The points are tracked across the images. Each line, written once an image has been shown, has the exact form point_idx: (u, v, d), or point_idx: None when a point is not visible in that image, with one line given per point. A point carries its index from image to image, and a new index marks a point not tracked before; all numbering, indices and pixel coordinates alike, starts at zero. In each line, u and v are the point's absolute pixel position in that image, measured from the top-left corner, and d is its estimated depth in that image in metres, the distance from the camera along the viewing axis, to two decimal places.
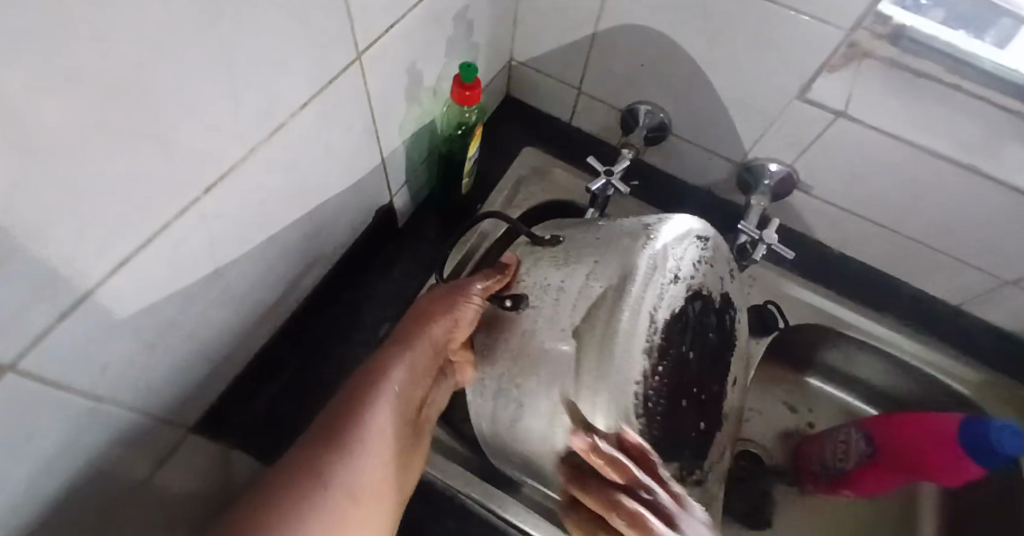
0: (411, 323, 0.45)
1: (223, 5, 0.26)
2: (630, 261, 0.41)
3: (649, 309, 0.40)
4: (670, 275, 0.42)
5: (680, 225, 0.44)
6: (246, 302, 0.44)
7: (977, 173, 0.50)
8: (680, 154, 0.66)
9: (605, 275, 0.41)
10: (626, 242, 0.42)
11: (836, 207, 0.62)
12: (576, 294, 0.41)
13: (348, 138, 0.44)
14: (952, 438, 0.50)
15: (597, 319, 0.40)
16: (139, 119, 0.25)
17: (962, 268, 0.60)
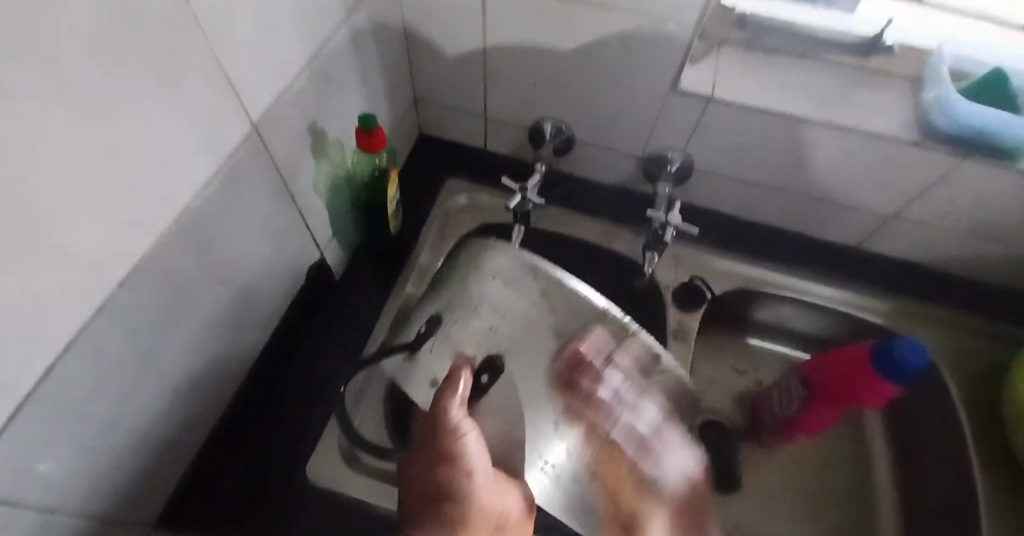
0: (422, 487, 0.42)
1: (89, 105, 0.28)
2: (522, 303, 0.47)
3: (551, 314, 0.46)
4: (531, 284, 0.47)
5: (500, 255, 0.48)
6: (189, 382, 0.44)
7: (834, 128, 0.57)
8: (587, 158, 0.71)
9: (520, 295, 0.47)
10: (491, 297, 0.47)
11: (733, 180, 0.68)
12: (512, 347, 0.46)
13: (262, 206, 0.46)
14: (869, 366, 0.55)
15: (560, 324, 0.46)
16: (26, 233, 0.26)
17: (850, 212, 0.67)
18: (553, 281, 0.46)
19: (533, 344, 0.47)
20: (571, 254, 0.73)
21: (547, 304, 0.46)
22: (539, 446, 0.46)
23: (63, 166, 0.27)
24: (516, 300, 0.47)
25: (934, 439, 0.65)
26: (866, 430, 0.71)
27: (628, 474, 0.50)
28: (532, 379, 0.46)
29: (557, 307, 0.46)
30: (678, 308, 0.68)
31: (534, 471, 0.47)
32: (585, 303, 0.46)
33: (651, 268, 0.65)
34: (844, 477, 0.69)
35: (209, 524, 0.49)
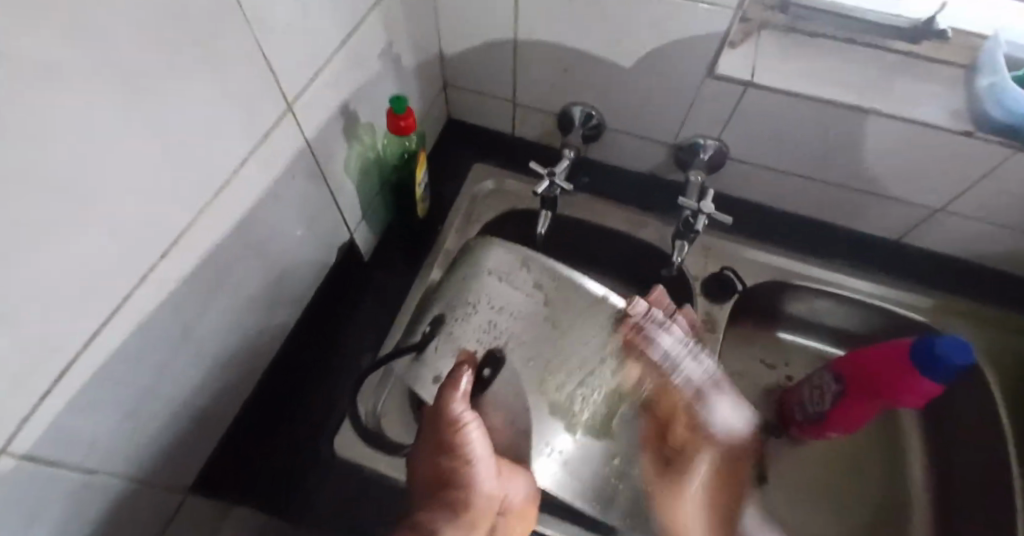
0: (427, 467, 0.44)
1: (138, 81, 0.29)
2: (516, 296, 0.46)
3: (542, 302, 0.45)
4: (523, 278, 0.46)
5: (500, 255, 0.48)
6: (223, 356, 0.46)
7: (879, 116, 0.55)
8: (618, 146, 0.70)
9: (516, 289, 0.46)
10: (486, 293, 0.47)
11: (769, 169, 0.66)
12: (508, 339, 0.45)
13: (296, 187, 0.46)
14: (908, 363, 0.54)
15: (557, 315, 0.44)
16: (75, 206, 0.28)
17: (893, 204, 0.64)
18: (542, 271, 0.46)
19: (528, 335, 0.44)
20: (598, 242, 0.72)
21: (540, 294, 0.45)
22: (546, 434, 0.44)
23: (110, 141, 0.28)
24: (511, 292, 0.46)
25: (975, 443, 0.62)
26: (901, 431, 0.69)
27: (683, 415, 0.46)
28: (532, 368, 0.44)
29: (551, 298, 0.45)
30: (707, 298, 0.67)
31: (541, 457, 0.45)
32: (580, 290, 0.44)
33: (680, 257, 0.64)
34: (874, 477, 0.67)
35: (234, 491, 0.51)
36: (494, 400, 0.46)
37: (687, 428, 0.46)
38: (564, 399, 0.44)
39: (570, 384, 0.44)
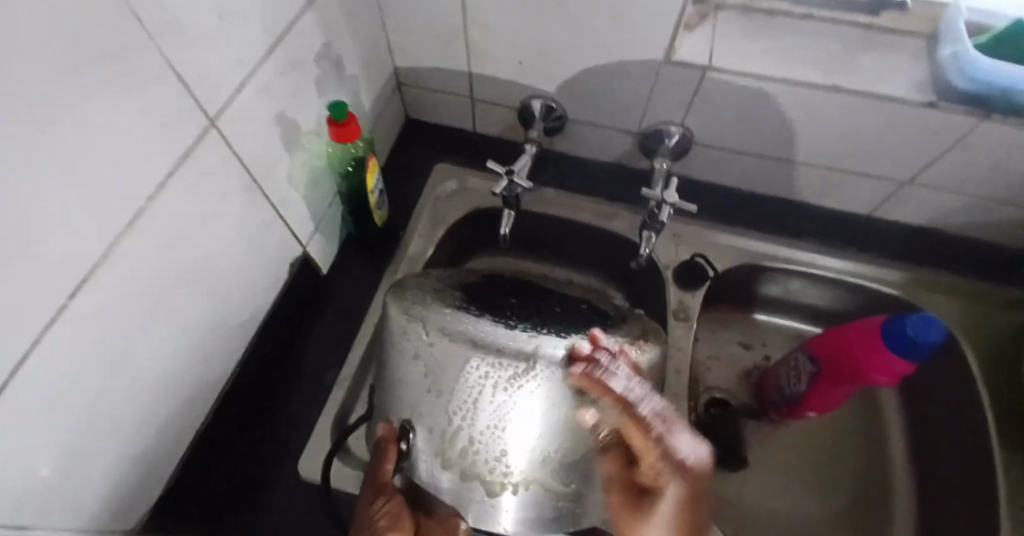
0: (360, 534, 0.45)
1: (39, 101, 0.26)
2: (406, 367, 0.43)
3: (422, 369, 0.42)
4: (411, 352, 0.42)
5: (394, 322, 0.44)
6: (170, 387, 0.43)
7: (841, 92, 0.54)
8: (580, 136, 0.68)
9: (412, 351, 0.42)
10: (393, 371, 0.45)
11: (732, 152, 0.65)
12: (416, 403, 0.44)
13: (231, 203, 0.44)
14: (879, 341, 0.53)
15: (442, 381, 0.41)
16: None
17: (860, 179, 0.64)
18: (425, 341, 0.41)
19: (427, 396, 0.43)
20: (566, 237, 0.70)
21: (421, 365, 0.42)
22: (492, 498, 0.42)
23: (12, 176, 0.26)
24: (405, 367, 0.43)
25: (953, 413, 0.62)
26: (879, 406, 0.69)
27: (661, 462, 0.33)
28: (435, 429, 0.42)
29: (428, 366, 0.42)
30: (679, 287, 0.65)
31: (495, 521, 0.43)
32: (454, 355, 0.40)
33: (647, 249, 0.62)
34: (853, 457, 0.67)
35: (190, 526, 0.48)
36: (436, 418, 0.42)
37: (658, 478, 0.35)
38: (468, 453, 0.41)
39: (475, 436, 0.41)
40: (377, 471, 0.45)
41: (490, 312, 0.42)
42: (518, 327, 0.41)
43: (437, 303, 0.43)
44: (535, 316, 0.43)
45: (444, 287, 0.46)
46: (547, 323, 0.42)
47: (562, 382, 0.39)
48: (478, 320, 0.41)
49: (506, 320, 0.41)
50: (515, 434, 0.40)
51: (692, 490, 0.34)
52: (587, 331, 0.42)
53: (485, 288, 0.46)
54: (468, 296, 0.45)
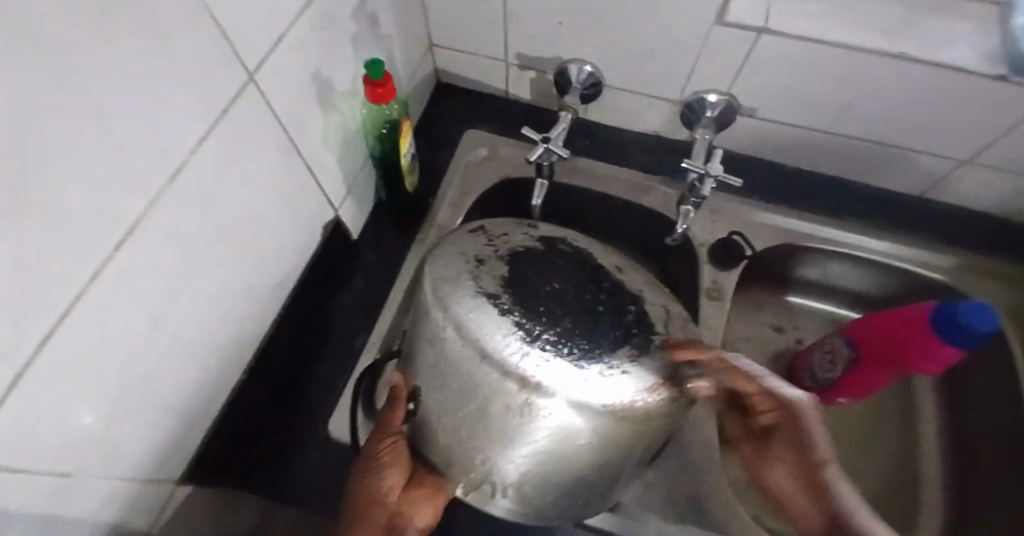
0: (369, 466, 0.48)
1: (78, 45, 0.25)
2: (432, 342, 0.44)
3: (437, 349, 0.43)
4: (429, 332, 0.44)
5: (426, 294, 0.46)
6: (205, 346, 0.43)
7: (908, 61, 0.50)
8: (618, 104, 0.65)
9: (433, 335, 0.43)
10: (417, 346, 0.46)
11: (780, 124, 0.61)
12: (444, 373, 0.43)
13: (265, 165, 0.43)
14: (927, 328, 0.51)
15: (468, 349, 0.41)
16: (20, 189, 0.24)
17: (917, 157, 0.60)
18: (444, 321, 0.43)
19: (456, 369, 0.42)
20: (598, 212, 0.68)
21: (436, 345, 0.43)
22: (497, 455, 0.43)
23: (46, 159, 0.25)
24: (422, 344, 0.45)
25: (993, 404, 0.60)
26: (913, 394, 0.67)
27: (763, 397, 0.49)
28: (462, 397, 0.42)
29: (448, 347, 0.42)
30: (714, 266, 0.63)
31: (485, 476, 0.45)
32: (466, 344, 0.41)
33: (683, 226, 0.59)
34: (880, 449, 0.65)
35: (221, 478, 0.49)
36: (469, 390, 0.42)
37: (770, 413, 0.50)
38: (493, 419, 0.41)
39: (501, 404, 0.41)
40: (388, 418, 0.47)
41: (521, 311, 0.42)
42: (538, 340, 0.41)
43: (471, 284, 0.44)
44: (565, 321, 0.42)
45: (491, 259, 0.47)
46: (572, 337, 0.42)
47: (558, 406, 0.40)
48: (498, 316, 0.42)
49: (529, 324, 0.41)
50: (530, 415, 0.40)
51: (784, 411, 0.49)
52: (607, 359, 0.41)
53: (533, 271, 0.47)
54: (513, 281, 0.45)
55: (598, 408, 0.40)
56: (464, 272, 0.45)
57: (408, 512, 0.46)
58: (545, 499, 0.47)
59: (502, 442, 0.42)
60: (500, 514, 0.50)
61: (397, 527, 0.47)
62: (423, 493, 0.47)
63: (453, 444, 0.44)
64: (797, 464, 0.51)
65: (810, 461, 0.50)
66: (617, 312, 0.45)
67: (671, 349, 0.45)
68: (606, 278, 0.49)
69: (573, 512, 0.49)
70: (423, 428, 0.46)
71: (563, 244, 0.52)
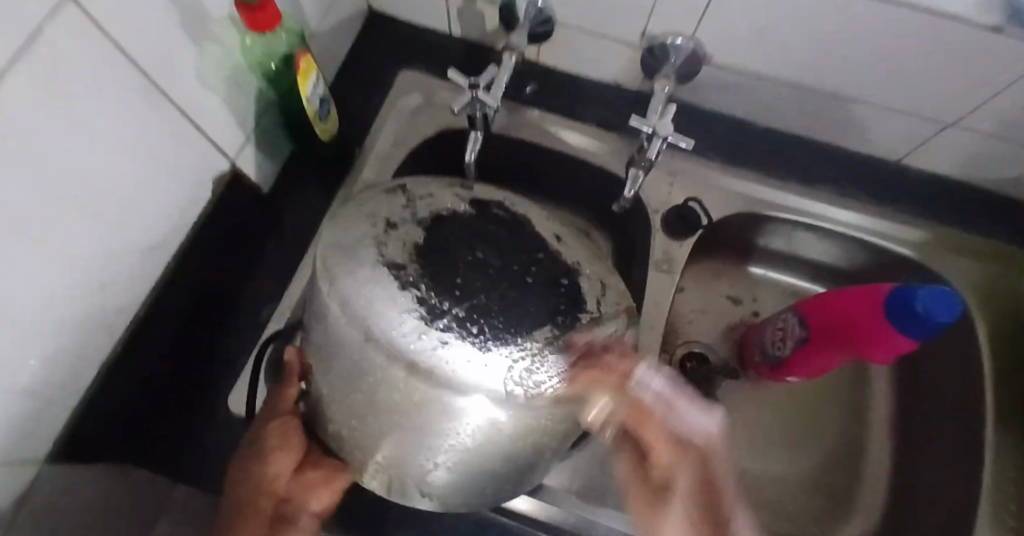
0: (252, 450, 0.43)
1: None
2: (319, 323, 0.38)
3: (326, 327, 0.38)
4: (319, 308, 0.38)
5: (321, 260, 0.39)
6: (59, 330, 0.36)
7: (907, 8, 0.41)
8: (569, 46, 0.57)
9: (322, 317, 0.38)
10: (309, 324, 0.40)
11: (750, 76, 0.54)
12: (330, 360, 0.38)
13: (109, 107, 0.34)
14: (881, 314, 0.46)
15: (352, 335, 0.35)
16: None
17: (899, 118, 0.53)
18: (330, 297, 0.37)
19: (341, 356, 0.37)
20: (546, 170, 0.61)
21: (325, 324, 0.37)
22: (396, 447, 0.38)
23: None
24: (314, 323, 0.39)
25: (948, 388, 0.57)
26: (866, 373, 0.64)
27: (662, 441, 0.42)
28: (347, 385, 0.37)
29: (334, 330, 0.37)
30: (666, 235, 0.58)
31: (384, 465, 0.40)
32: (352, 326, 0.35)
33: (633, 191, 0.53)
34: (825, 432, 0.62)
35: (94, 457, 0.44)
36: (356, 378, 0.37)
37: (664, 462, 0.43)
38: (384, 411, 0.36)
39: (389, 395, 0.35)
40: (280, 397, 0.43)
41: (428, 284, 0.37)
42: (444, 317, 0.35)
43: (374, 252, 0.38)
44: (481, 296, 0.37)
45: (403, 224, 0.41)
46: (485, 316, 0.36)
47: (449, 400, 0.35)
48: (396, 291, 0.36)
49: (436, 300, 0.36)
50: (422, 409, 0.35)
51: (689, 453, 0.43)
52: (521, 341, 0.36)
53: (455, 237, 0.40)
54: (426, 250, 0.39)
55: (503, 396, 0.35)
56: (369, 237, 0.39)
57: (298, 498, 0.42)
58: (451, 494, 0.42)
59: (395, 434, 0.37)
60: (424, 507, 0.45)
61: (287, 514, 0.43)
62: (317, 475, 0.42)
63: (345, 434, 0.40)
64: (698, 520, 0.42)
65: (714, 499, 0.42)
66: (548, 286, 0.40)
67: (601, 330, 0.40)
68: (540, 248, 0.43)
69: (492, 502, 0.45)
70: (316, 414, 0.41)
71: (499, 209, 0.46)
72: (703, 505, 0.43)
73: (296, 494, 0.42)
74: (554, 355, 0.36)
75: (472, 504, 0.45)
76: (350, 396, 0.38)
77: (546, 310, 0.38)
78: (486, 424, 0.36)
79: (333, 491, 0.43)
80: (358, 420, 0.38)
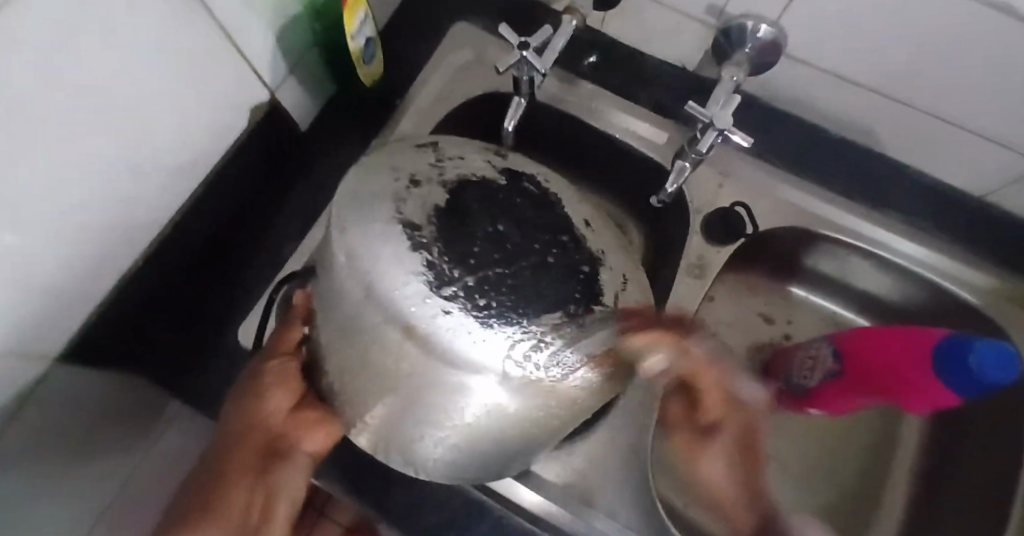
0: (250, 385, 0.42)
1: None
2: (326, 270, 0.38)
3: (331, 276, 0.37)
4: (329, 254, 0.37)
5: (339, 207, 0.38)
6: (79, 239, 0.37)
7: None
8: (635, 19, 0.53)
9: (329, 264, 0.37)
10: (320, 269, 0.39)
11: (831, 79, 0.48)
12: (331, 310, 0.37)
13: (148, 23, 0.33)
14: (929, 362, 0.42)
15: (353, 289, 0.35)
16: None
17: (994, 150, 0.47)
18: (339, 247, 0.36)
19: (340, 309, 0.36)
20: (590, 150, 0.58)
21: (331, 271, 0.37)
22: (393, 412, 0.37)
23: None
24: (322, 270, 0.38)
25: (987, 453, 0.52)
26: (898, 421, 0.60)
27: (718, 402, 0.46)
28: (343, 339, 0.37)
29: (336, 281, 0.36)
30: (705, 238, 0.54)
31: (379, 426, 0.39)
32: (355, 280, 0.34)
33: (675, 185, 0.49)
34: (838, 473, 0.58)
35: (109, 360, 0.45)
36: (351, 333, 0.36)
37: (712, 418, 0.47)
38: (375, 372, 0.36)
39: (385, 357, 0.34)
40: (281, 336, 0.42)
41: (442, 248, 0.35)
42: (451, 286, 0.33)
43: (392, 207, 0.37)
44: (494, 269, 0.35)
45: (427, 183, 0.39)
46: (494, 291, 0.34)
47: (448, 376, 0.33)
48: (407, 252, 0.34)
49: (445, 266, 0.34)
50: (421, 380, 0.34)
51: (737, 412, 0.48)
52: (527, 323, 0.34)
53: (478, 205, 0.38)
54: (446, 213, 0.37)
55: (499, 378, 0.33)
56: (390, 190, 0.38)
57: (295, 437, 0.42)
58: (435, 467, 0.42)
59: (391, 399, 0.36)
60: (412, 474, 0.44)
61: (281, 449, 0.43)
62: (314, 418, 0.42)
63: (337, 385, 0.39)
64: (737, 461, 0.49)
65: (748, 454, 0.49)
66: (566, 270, 0.37)
67: (613, 325, 0.37)
68: (566, 231, 0.40)
69: (477, 480, 0.44)
70: (314, 361, 0.41)
71: (531, 183, 0.43)
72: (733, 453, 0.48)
73: (292, 433, 0.42)
74: (556, 344, 0.34)
75: (461, 480, 0.44)
76: (345, 351, 0.37)
77: (559, 295, 0.36)
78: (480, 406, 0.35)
79: (329, 435, 0.42)
80: (349, 375, 0.38)
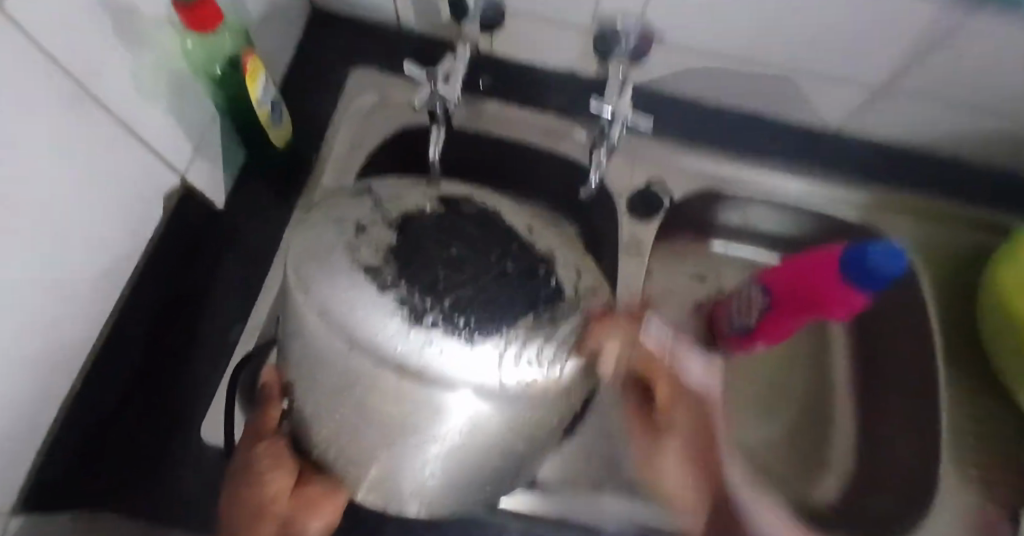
0: (243, 472, 0.41)
1: None
2: (297, 336, 0.37)
3: (305, 339, 0.36)
4: (297, 318, 0.37)
5: (294, 270, 0.38)
6: (8, 372, 0.33)
7: None
8: (520, 37, 0.57)
9: (298, 327, 0.37)
10: (289, 337, 0.38)
11: (699, 57, 0.55)
12: (314, 373, 0.37)
13: (46, 125, 0.31)
14: (836, 275, 0.48)
15: (335, 344, 0.34)
16: None
17: (837, 89, 0.56)
18: (309, 307, 0.36)
19: (325, 368, 0.36)
20: (510, 164, 0.61)
21: (304, 332, 0.36)
22: (404, 456, 0.38)
23: None
24: (292, 336, 0.38)
25: (901, 340, 0.61)
26: (827, 336, 0.68)
27: (668, 388, 0.44)
28: (334, 397, 0.36)
29: (314, 341, 0.36)
30: (632, 218, 0.59)
31: (387, 475, 0.39)
32: (334, 335, 0.34)
33: (598, 176, 0.54)
34: (795, 396, 0.65)
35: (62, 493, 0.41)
36: (342, 388, 0.36)
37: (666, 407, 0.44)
38: (375, 420, 0.36)
39: (385, 404, 0.35)
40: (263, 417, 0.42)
41: (409, 284, 0.35)
42: (429, 315, 0.34)
43: (348, 256, 0.37)
44: (464, 289, 0.36)
45: (375, 224, 0.39)
46: (469, 309, 0.35)
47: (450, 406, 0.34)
48: (376, 295, 0.35)
49: (417, 299, 0.35)
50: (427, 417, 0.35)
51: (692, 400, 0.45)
52: (507, 332, 0.35)
53: (429, 233, 0.39)
54: (401, 248, 0.38)
55: (498, 388, 0.34)
56: (341, 241, 0.38)
57: (302, 517, 0.41)
58: (447, 496, 0.42)
59: (396, 443, 0.37)
60: (422, 513, 0.44)
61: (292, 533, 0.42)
62: (317, 492, 0.41)
63: (336, 447, 0.39)
64: (692, 452, 0.47)
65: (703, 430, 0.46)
66: (529, 271, 0.39)
67: (582, 312, 0.38)
68: (513, 240, 0.41)
69: (488, 498, 0.45)
70: (304, 428, 0.40)
71: (468, 205, 0.44)
72: (697, 438, 0.46)
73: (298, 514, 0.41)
74: (541, 340, 0.35)
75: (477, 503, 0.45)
76: (338, 409, 0.37)
77: (530, 294, 0.37)
78: (487, 425, 0.36)
79: (334, 507, 0.42)
80: (348, 433, 0.37)
